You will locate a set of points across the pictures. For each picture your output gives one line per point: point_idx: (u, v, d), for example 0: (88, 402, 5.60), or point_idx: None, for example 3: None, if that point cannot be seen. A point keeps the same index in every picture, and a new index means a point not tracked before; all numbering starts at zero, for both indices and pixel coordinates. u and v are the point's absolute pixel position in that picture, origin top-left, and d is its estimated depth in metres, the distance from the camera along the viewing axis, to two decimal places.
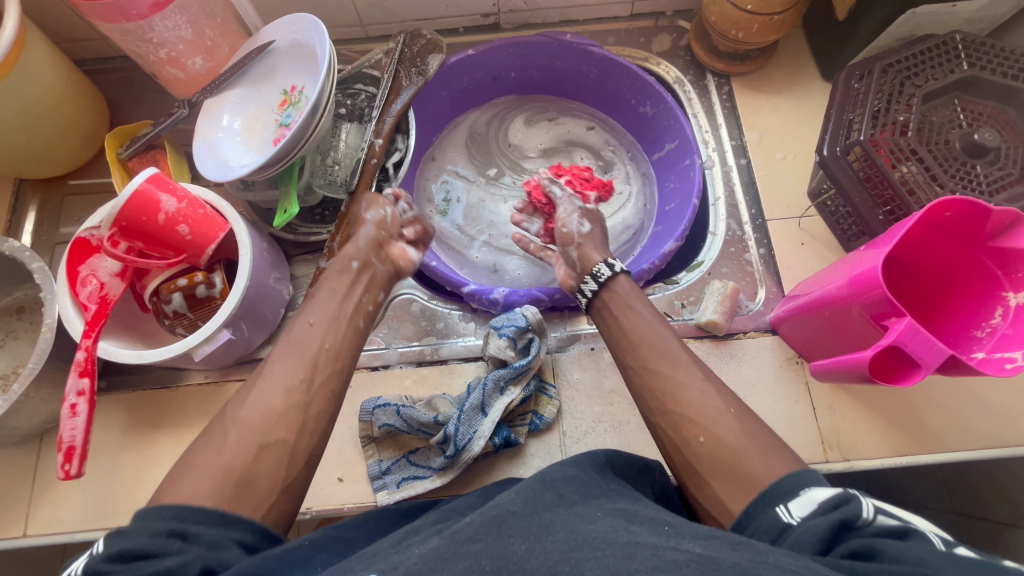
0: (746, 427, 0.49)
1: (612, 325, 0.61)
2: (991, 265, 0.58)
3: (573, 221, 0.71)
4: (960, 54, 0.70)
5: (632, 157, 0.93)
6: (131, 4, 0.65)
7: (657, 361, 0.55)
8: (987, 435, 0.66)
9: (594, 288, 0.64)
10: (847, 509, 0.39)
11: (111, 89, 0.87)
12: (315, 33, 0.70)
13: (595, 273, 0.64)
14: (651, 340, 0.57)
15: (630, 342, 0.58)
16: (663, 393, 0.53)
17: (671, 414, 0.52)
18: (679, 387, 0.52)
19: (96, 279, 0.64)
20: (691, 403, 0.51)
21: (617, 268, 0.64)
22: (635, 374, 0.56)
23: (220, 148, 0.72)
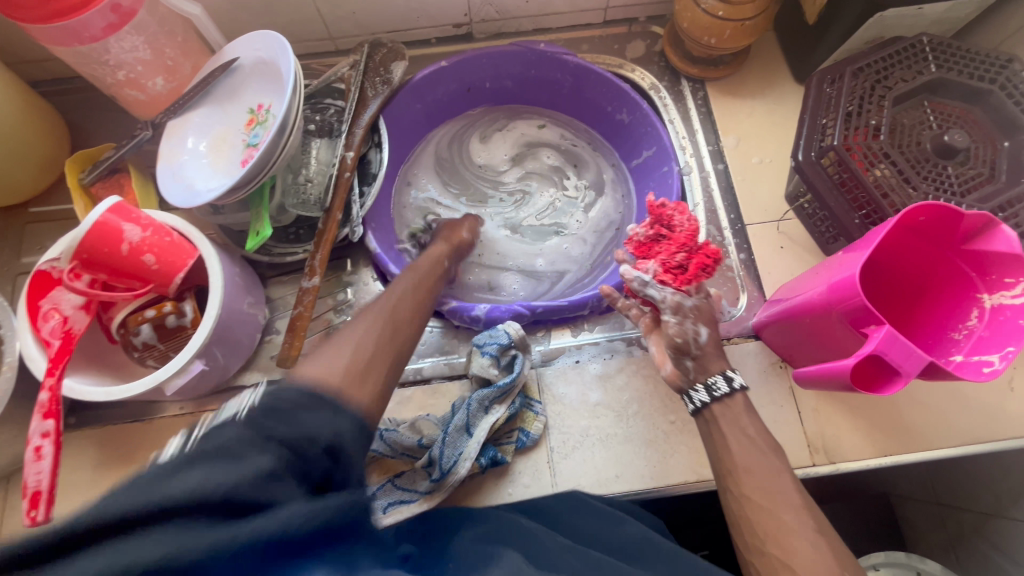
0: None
1: (729, 444, 0.53)
2: (966, 267, 0.59)
3: (688, 331, 0.57)
4: (927, 56, 0.71)
5: (594, 149, 0.94)
6: (84, 27, 0.63)
7: (759, 490, 0.49)
8: (968, 431, 0.67)
9: (704, 399, 0.56)
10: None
11: (70, 112, 0.84)
12: (278, 50, 0.68)
13: (709, 384, 0.56)
14: (750, 465, 0.51)
15: (729, 465, 0.52)
16: (765, 532, 0.47)
17: (769, 554, 0.46)
18: (788, 531, 0.46)
19: (58, 313, 0.61)
20: (800, 555, 0.45)
21: (736, 382, 0.55)
22: (734, 501, 0.50)
23: (186, 171, 0.70)
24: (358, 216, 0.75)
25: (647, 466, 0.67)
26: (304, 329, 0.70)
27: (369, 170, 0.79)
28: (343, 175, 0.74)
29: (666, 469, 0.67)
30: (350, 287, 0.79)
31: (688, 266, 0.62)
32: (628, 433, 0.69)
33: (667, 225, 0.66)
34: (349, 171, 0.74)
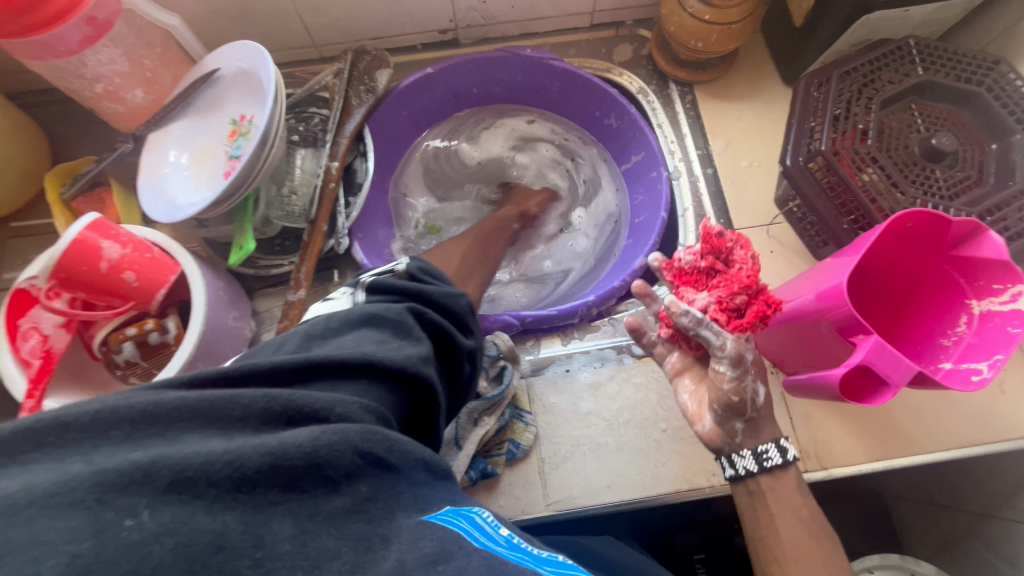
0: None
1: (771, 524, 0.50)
2: (954, 273, 0.59)
3: (748, 389, 0.51)
4: (914, 58, 0.71)
5: (583, 140, 0.94)
6: (59, 40, 0.62)
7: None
8: (960, 433, 0.67)
9: (752, 467, 0.52)
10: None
11: (50, 124, 0.83)
12: (259, 59, 0.67)
13: (761, 452, 0.52)
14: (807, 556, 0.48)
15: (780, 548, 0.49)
16: None
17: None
18: None
19: (39, 332, 0.60)
20: None
21: (790, 455, 0.52)
22: None
23: (168, 184, 0.69)
24: (344, 227, 0.75)
25: (639, 475, 0.67)
26: None
27: (355, 180, 0.78)
28: (328, 186, 0.73)
29: (658, 479, 0.66)
30: None
31: (747, 311, 0.54)
32: (620, 443, 0.69)
33: (725, 257, 0.57)
34: (334, 181, 0.74)
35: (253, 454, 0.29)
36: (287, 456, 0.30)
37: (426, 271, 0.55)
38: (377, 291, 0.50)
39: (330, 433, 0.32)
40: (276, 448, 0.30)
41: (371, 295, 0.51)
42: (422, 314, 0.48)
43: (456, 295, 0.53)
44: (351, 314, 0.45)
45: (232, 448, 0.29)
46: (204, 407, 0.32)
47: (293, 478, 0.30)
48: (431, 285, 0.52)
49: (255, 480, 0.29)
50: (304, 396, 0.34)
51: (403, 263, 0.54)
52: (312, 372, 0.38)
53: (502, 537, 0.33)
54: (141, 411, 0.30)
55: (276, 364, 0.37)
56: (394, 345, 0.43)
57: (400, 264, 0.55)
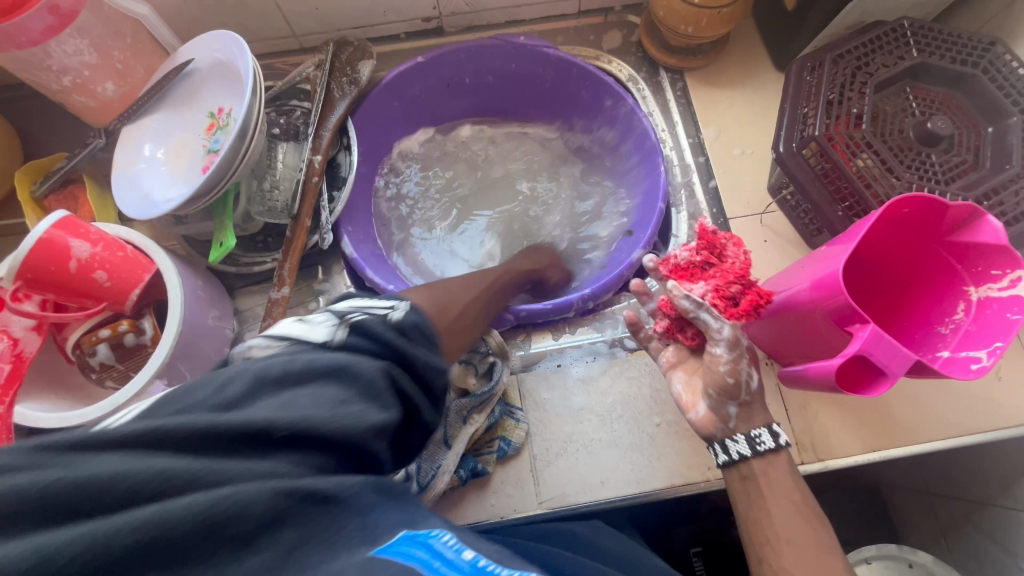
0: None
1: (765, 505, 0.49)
2: (951, 259, 0.57)
3: (742, 372, 0.50)
4: (909, 41, 0.69)
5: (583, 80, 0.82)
6: (20, 30, 0.59)
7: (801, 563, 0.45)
8: (957, 422, 0.66)
9: (744, 453, 0.51)
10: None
11: (20, 120, 0.80)
12: (235, 49, 0.65)
13: (753, 437, 0.51)
14: (802, 538, 0.46)
15: (773, 526, 0.48)
16: None
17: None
18: None
19: (8, 335, 0.57)
20: None
21: (782, 441, 0.51)
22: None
23: (143, 180, 0.67)
24: (328, 222, 0.72)
25: (632, 471, 0.65)
26: None
27: (339, 174, 0.75)
28: (311, 180, 0.71)
29: (652, 474, 0.65)
30: (322, 295, 0.76)
31: (741, 301, 0.53)
32: (614, 438, 0.67)
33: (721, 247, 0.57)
34: (317, 175, 0.71)
35: (172, 526, 0.28)
36: (165, 534, 0.28)
37: (425, 321, 0.45)
38: (360, 336, 0.41)
39: (246, 496, 0.30)
40: (163, 518, 0.28)
41: (352, 338, 0.41)
42: (394, 380, 0.41)
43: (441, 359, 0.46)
44: (317, 362, 0.37)
45: (107, 524, 0.27)
46: (77, 487, 0.28)
47: (181, 549, 0.29)
48: (419, 344, 0.44)
49: (138, 556, 0.28)
50: (212, 474, 0.31)
51: (399, 310, 0.44)
52: (249, 433, 0.33)
53: (466, 562, 0.31)
54: (16, 492, 0.27)
55: (205, 424, 0.32)
56: (356, 409, 0.37)
57: (399, 308, 0.44)
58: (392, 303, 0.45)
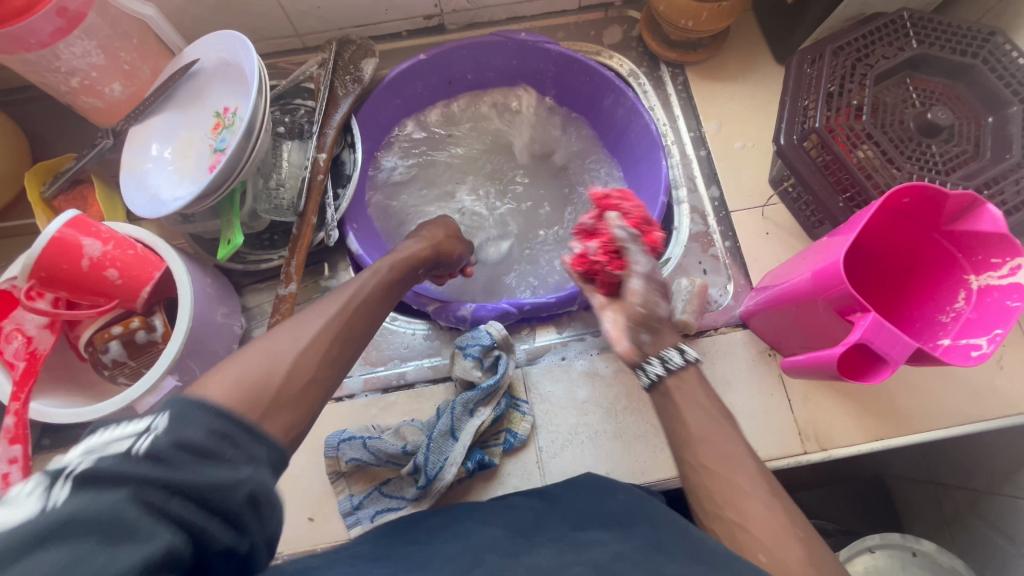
0: (815, 557, 0.40)
1: (678, 406, 0.49)
2: (951, 249, 0.58)
3: (652, 301, 0.53)
4: (909, 32, 0.70)
5: (584, 73, 0.83)
6: (30, 33, 0.60)
7: (718, 455, 0.45)
8: (961, 411, 0.66)
9: (658, 373, 0.51)
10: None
11: (29, 122, 0.81)
12: (240, 49, 0.66)
13: (663, 356, 0.51)
14: (715, 433, 0.47)
15: (686, 427, 0.48)
16: (726, 503, 0.44)
17: (727, 520, 0.43)
18: (743, 496, 0.43)
19: (22, 333, 0.58)
20: (760, 520, 0.42)
21: (691, 356, 0.51)
22: (690, 471, 0.46)
23: (151, 180, 0.68)
24: (333, 219, 0.73)
25: (637, 462, 0.66)
26: None
27: (344, 172, 0.76)
28: (316, 178, 0.72)
29: (656, 464, 0.66)
30: (329, 292, 0.77)
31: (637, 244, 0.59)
32: (619, 429, 0.68)
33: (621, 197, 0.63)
34: (323, 173, 0.72)
35: None
36: None
37: (205, 426, 0.31)
38: (89, 478, 0.28)
39: None
40: None
41: (76, 486, 0.27)
42: (164, 517, 0.28)
43: (254, 458, 0.33)
44: (22, 532, 0.25)
45: None
46: None
47: None
48: (202, 459, 0.30)
49: None
50: None
51: (156, 426, 0.30)
52: None
53: None
54: None
55: None
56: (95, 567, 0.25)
57: (155, 426, 0.30)
58: (147, 421, 0.31)
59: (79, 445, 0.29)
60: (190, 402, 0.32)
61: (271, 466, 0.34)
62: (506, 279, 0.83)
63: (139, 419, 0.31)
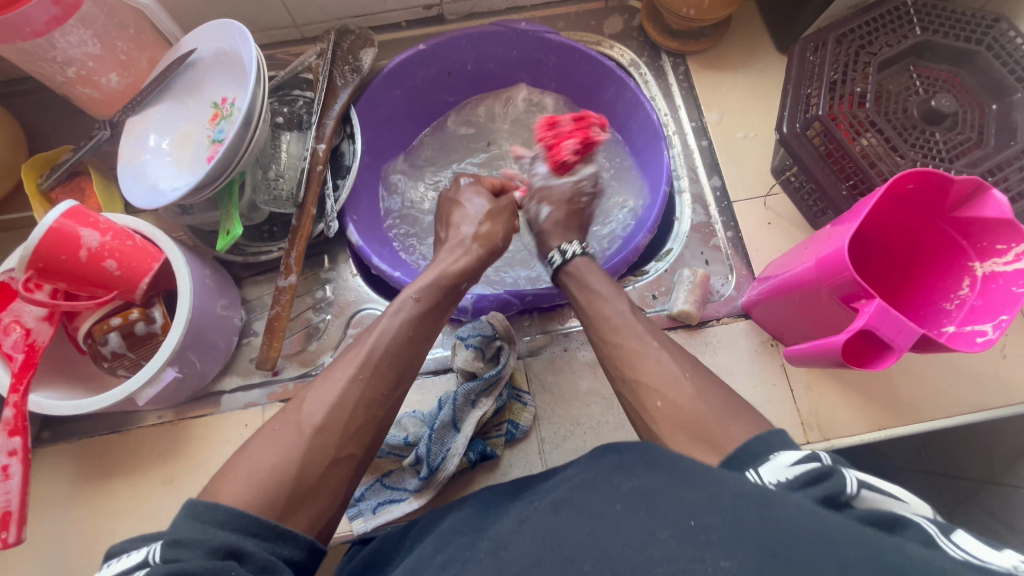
0: (702, 391, 0.48)
1: (579, 299, 0.63)
2: (956, 236, 0.58)
3: (531, 209, 0.75)
4: (912, 18, 0.69)
5: (584, 63, 0.82)
6: (25, 21, 0.60)
7: (615, 333, 0.57)
8: (964, 400, 0.66)
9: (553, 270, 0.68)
10: (829, 484, 0.37)
11: (26, 114, 0.80)
12: (238, 38, 0.65)
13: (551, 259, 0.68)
14: (610, 318, 0.58)
15: (587, 314, 0.61)
16: (621, 361, 0.54)
17: (629, 380, 0.53)
18: (637, 353, 0.54)
19: (21, 326, 0.58)
20: (647, 369, 0.52)
21: (571, 252, 0.66)
22: (596, 345, 0.59)
23: (149, 171, 0.67)
24: (333, 210, 0.72)
25: None
26: (282, 330, 0.68)
27: (343, 163, 0.76)
28: (315, 169, 0.71)
29: None
30: (329, 284, 0.76)
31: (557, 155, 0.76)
32: (621, 420, 0.68)
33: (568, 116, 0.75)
34: (322, 164, 0.71)
35: None
36: None
37: (199, 549, 0.37)
38: None
39: None
40: None
41: None
42: None
43: (254, 568, 0.38)
44: None
45: None
46: None
47: None
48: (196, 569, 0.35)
49: None
50: None
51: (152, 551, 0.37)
52: None
53: None
54: None
55: None
56: None
57: (151, 553, 0.37)
58: (142, 553, 0.37)
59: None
60: (183, 531, 0.38)
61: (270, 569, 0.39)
62: (508, 270, 0.83)
63: (138, 550, 0.38)
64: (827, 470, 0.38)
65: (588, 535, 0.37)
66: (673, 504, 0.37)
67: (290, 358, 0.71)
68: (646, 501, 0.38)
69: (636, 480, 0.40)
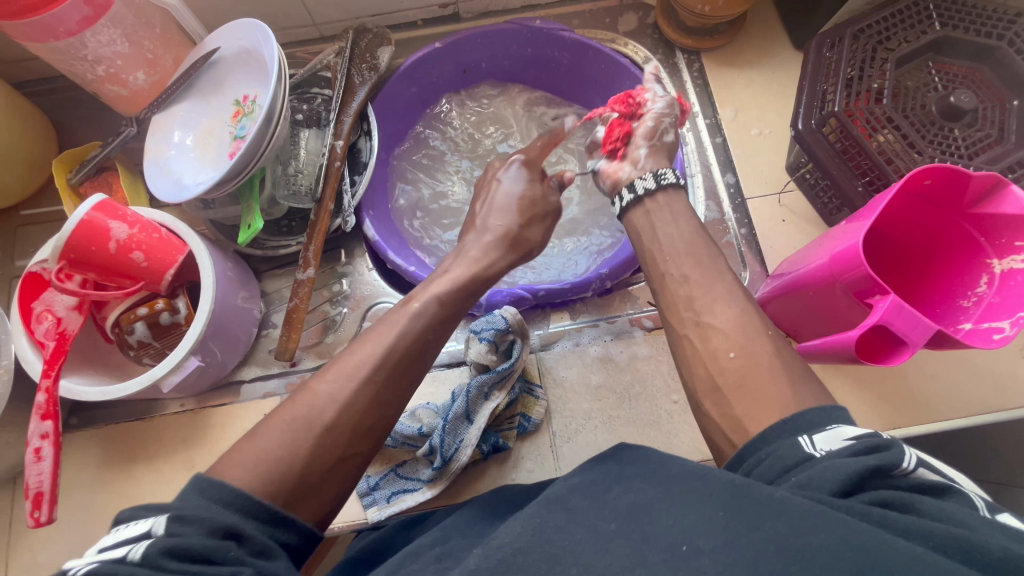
0: (782, 352, 0.46)
1: (661, 228, 0.58)
2: (973, 232, 0.57)
3: (662, 125, 0.67)
4: (931, 14, 0.68)
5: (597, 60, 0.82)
6: (58, 21, 0.62)
7: (696, 271, 0.53)
8: (979, 400, 0.65)
9: (651, 184, 0.61)
10: (886, 455, 0.35)
11: (57, 112, 0.83)
12: (260, 37, 0.67)
13: (659, 173, 0.61)
14: (703, 254, 0.54)
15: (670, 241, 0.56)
16: (699, 302, 0.51)
17: (703, 324, 0.50)
18: (719, 300, 0.50)
19: (52, 314, 0.61)
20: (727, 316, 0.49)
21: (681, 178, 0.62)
22: (672, 279, 0.54)
23: (174, 166, 0.69)
24: (350, 205, 0.74)
25: (650, 446, 0.66)
26: (300, 322, 0.69)
27: (360, 159, 0.77)
28: (334, 165, 0.72)
29: (671, 450, 0.66)
30: (345, 278, 0.78)
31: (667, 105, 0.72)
32: (632, 414, 0.68)
33: None
34: (340, 160, 0.73)
35: None
36: None
37: (202, 527, 0.37)
38: None
39: None
40: None
41: None
42: None
43: (253, 550, 0.39)
44: None
45: None
46: None
47: None
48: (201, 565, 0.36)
49: None
50: None
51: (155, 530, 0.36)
52: None
53: None
54: None
55: None
56: None
57: (154, 529, 0.36)
58: (148, 523, 0.37)
59: (79, 567, 0.35)
60: (188, 507, 0.39)
61: (268, 552, 0.40)
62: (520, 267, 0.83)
63: (142, 520, 0.37)
64: (889, 442, 0.36)
65: (576, 542, 0.37)
66: (668, 526, 0.35)
67: (307, 350, 0.73)
68: (640, 521, 0.36)
69: (633, 494, 0.39)
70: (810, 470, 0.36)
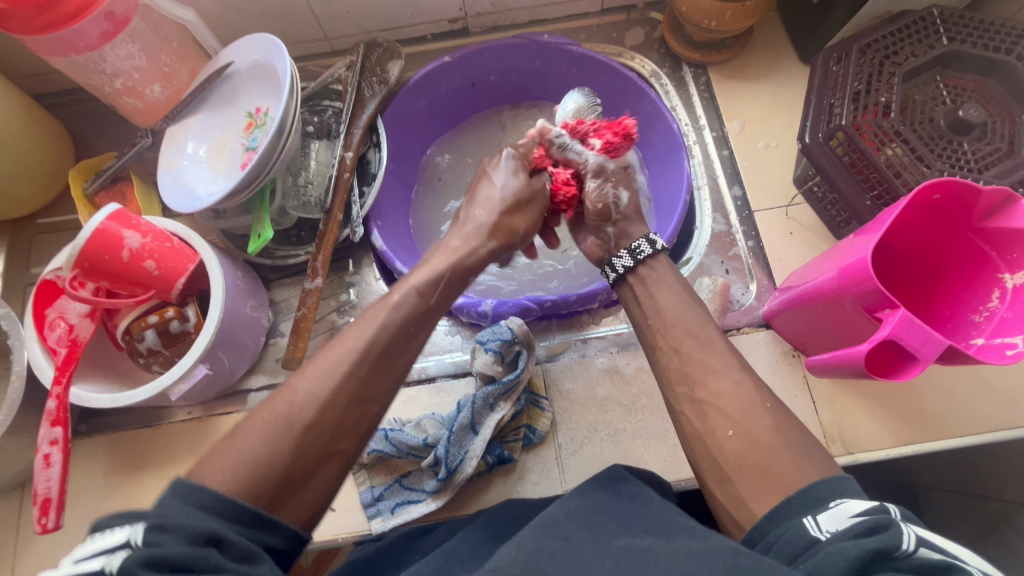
0: (781, 425, 0.46)
1: (645, 308, 0.58)
2: (984, 246, 0.57)
3: (608, 195, 0.66)
4: (939, 29, 0.69)
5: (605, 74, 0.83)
6: (79, 36, 0.64)
7: (689, 343, 0.53)
8: (993, 417, 0.64)
9: (628, 263, 0.61)
10: (886, 536, 0.34)
11: (75, 123, 0.85)
12: (274, 52, 0.68)
13: (635, 249, 0.62)
14: (690, 332, 0.53)
15: (660, 324, 0.56)
16: (692, 377, 0.51)
17: (699, 401, 0.49)
18: (710, 371, 0.50)
19: (65, 321, 0.61)
20: (722, 392, 0.49)
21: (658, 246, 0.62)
22: (663, 354, 0.54)
23: (187, 177, 0.70)
24: (358, 216, 0.74)
25: (656, 459, 0.66)
26: (308, 331, 0.70)
27: (369, 170, 0.78)
28: (343, 176, 0.73)
29: (677, 464, 0.65)
30: (353, 287, 0.78)
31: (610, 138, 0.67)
32: (638, 427, 0.68)
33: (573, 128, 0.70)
34: (349, 171, 0.74)
35: None
36: None
37: (182, 534, 0.36)
38: None
39: None
40: None
41: None
42: None
43: (236, 555, 0.38)
44: None
45: None
46: None
47: None
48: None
49: None
50: None
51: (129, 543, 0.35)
52: None
53: None
54: None
55: None
56: None
57: (131, 538, 0.35)
58: (123, 532, 0.36)
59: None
60: (167, 515, 0.37)
61: (253, 557, 0.39)
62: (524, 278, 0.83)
63: (118, 527, 0.36)
64: (888, 521, 0.35)
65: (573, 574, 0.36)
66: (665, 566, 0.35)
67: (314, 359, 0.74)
68: (638, 562, 0.36)
69: (630, 537, 0.39)
70: (816, 553, 0.35)
